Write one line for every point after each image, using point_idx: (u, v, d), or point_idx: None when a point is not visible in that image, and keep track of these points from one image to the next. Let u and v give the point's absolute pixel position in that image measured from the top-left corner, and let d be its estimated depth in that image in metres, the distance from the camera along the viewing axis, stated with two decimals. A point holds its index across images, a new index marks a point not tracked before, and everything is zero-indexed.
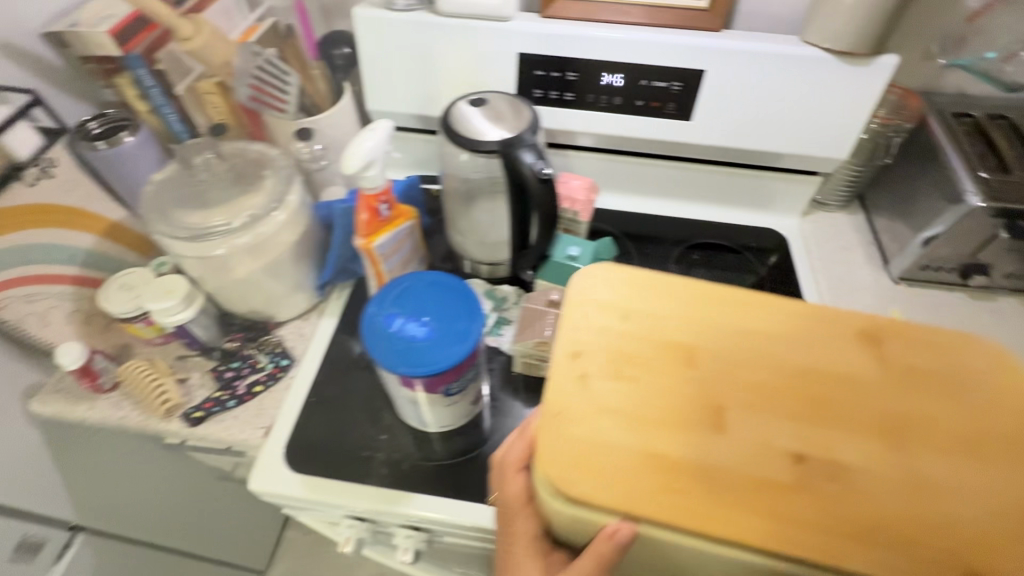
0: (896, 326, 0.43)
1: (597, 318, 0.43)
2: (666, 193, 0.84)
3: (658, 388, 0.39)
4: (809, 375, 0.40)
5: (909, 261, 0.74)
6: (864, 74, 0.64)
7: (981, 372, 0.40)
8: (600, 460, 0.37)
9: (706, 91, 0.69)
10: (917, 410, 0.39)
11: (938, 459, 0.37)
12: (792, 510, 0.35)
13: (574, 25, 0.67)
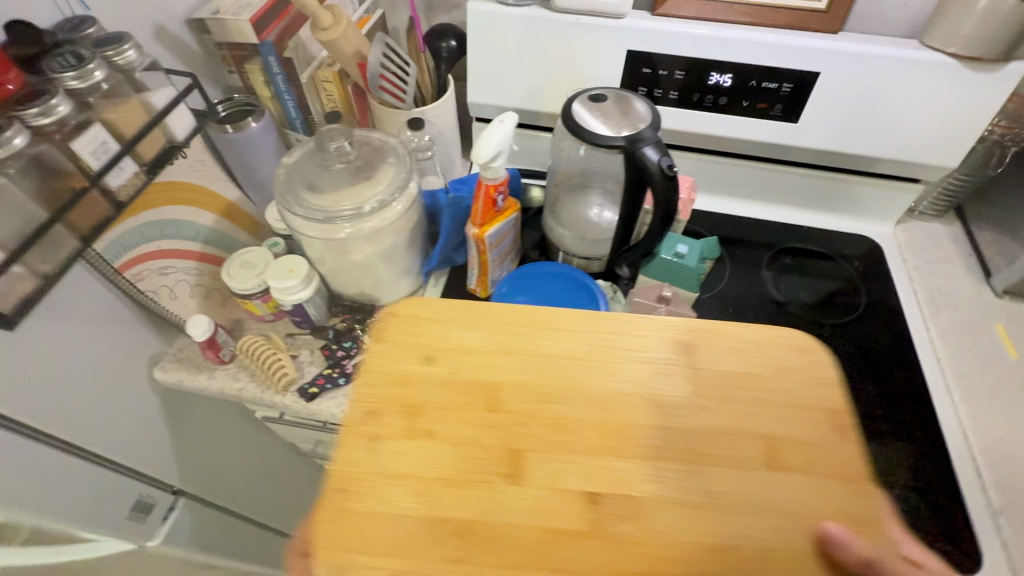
0: (702, 331, 0.42)
1: (395, 356, 0.42)
2: (757, 195, 0.84)
3: (437, 442, 0.38)
4: (581, 404, 0.39)
5: (1016, 276, 0.72)
6: (988, 81, 0.63)
7: (608, 385, 0.40)
8: (391, 535, 0.35)
9: (817, 94, 0.68)
10: (709, 429, 0.39)
11: (739, 485, 0.37)
12: (575, 564, 0.34)
13: (688, 24, 0.67)
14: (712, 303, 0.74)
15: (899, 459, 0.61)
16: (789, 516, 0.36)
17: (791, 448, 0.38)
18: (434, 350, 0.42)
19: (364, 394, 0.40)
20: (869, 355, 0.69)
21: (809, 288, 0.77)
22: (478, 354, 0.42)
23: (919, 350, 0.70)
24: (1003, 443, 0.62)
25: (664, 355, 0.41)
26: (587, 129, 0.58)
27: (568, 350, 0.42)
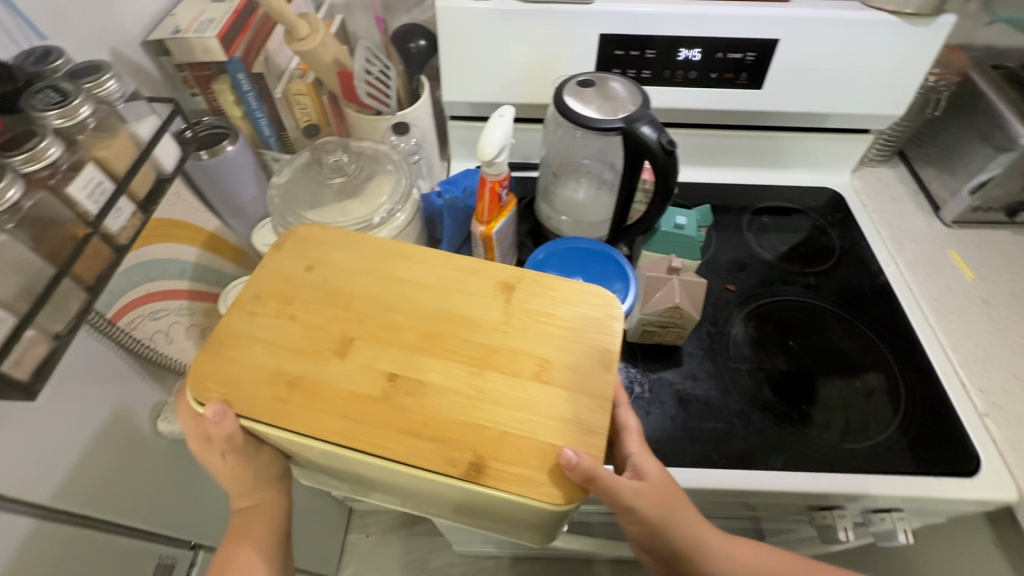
0: (534, 282, 0.47)
1: (287, 260, 0.49)
2: (728, 162, 0.88)
3: (314, 324, 0.45)
4: (441, 316, 0.46)
5: (962, 205, 0.81)
6: (926, 33, 0.69)
7: (451, 309, 0.46)
8: (237, 374, 0.43)
9: (778, 60, 0.73)
10: (508, 342, 0.44)
11: (508, 378, 0.43)
12: (369, 416, 0.41)
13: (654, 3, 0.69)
14: (708, 269, 0.78)
15: (894, 381, 0.68)
16: (530, 416, 0.41)
17: (560, 370, 0.43)
18: (318, 267, 0.48)
19: (256, 280, 0.48)
20: (853, 294, 0.76)
21: (788, 240, 0.82)
22: (349, 276, 0.48)
23: (895, 282, 0.77)
24: (977, 353, 0.69)
25: (493, 295, 0.47)
26: (584, 115, 0.60)
27: (423, 281, 0.48)
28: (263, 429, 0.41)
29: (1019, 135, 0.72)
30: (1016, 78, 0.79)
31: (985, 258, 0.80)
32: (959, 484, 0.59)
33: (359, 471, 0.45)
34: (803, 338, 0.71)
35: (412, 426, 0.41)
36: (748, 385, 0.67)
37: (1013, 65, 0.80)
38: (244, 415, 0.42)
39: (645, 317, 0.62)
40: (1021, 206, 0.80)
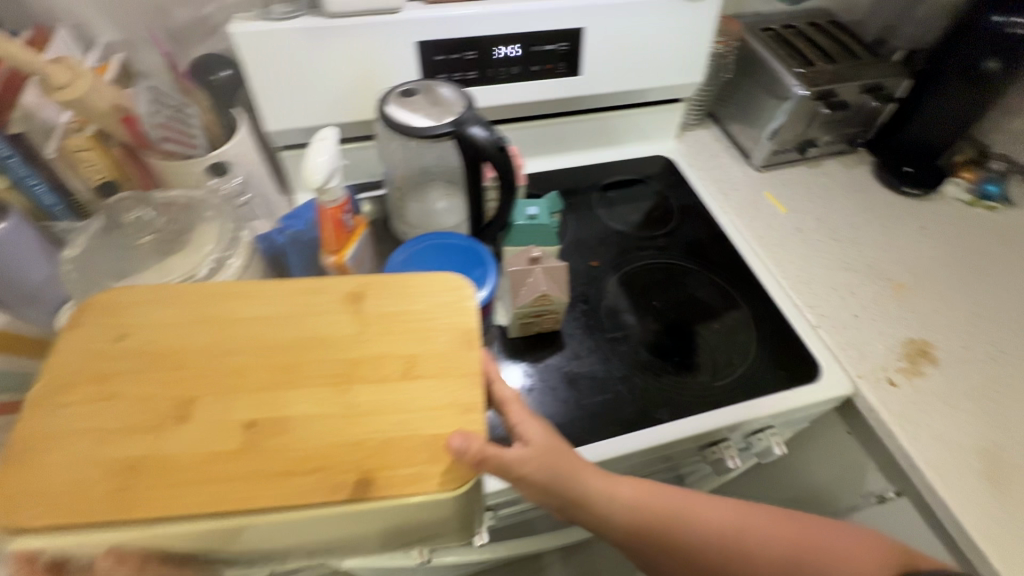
0: (385, 280, 0.43)
1: (92, 335, 0.40)
2: (571, 146, 0.93)
3: (138, 398, 0.37)
4: (291, 343, 0.39)
5: (765, 151, 0.93)
6: (701, 8, 0.78)
7: (300, 334, 0.40)
8: (48, 483, 0.34)
9: (588, 47, 0.77)
10: (371, 348, 0.39)
11: (381, 385, 0.38)
12: (228, 477, 0.34)
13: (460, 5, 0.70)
14: (572, 251, 0.81)
15: (745, 315, 0.76)
16: (411, 415, 0.37)
17: (435, 360, 0.39)
18: (131, 333, 0.40)
19: (56, 368, 0.39)
20: (698, 248, 0.84)
21: (637, 210, 0.89)
22: (172, 330, 0.40)
23: (730, 229, 0.87)
24: (802, 275, 0.81)
25: (344, 307, 0.41)
26: (412, 125, 0.59)
27: (262, 312, 0.41)
28: (99, 537, 0.33)
29: (792, 86, 0.84)
30: (781, 37, 0.92)
31: (790, 193, 0.93)
32: (811, 390, 0.68)
33: (249, 541, 0.38)
34: (665, 296, 0.78)
35: (284, 467, 0.35)
36: (627, 350, 0.71)
37: (777, 26, 0.93)
38: (69, 527, 0.33)
39: (519, 310, 0.63)
40: (808, 143, 0.94)
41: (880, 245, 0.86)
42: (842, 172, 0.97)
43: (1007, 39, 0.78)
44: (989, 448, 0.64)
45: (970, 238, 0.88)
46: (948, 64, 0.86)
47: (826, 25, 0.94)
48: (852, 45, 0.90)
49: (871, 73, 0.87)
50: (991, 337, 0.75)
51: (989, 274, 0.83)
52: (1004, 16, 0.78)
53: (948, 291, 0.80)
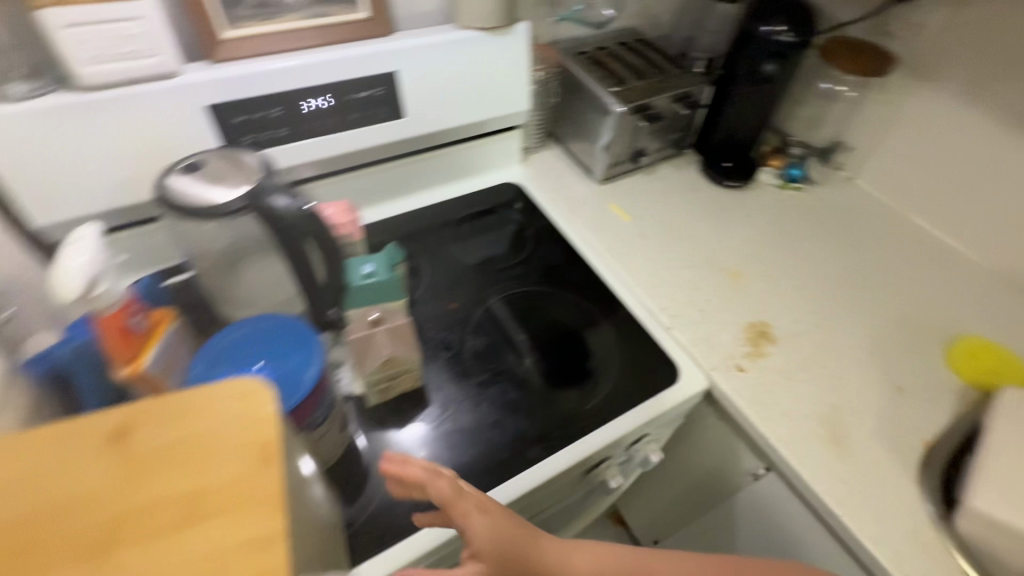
0: (157, 404, 0.35)
1: None
2: (418, 186, 0.92)
3: None
4: (22, 522, 0.31)
5: (603, 165, 0.98)
6: (510, 39, 0.81)
7: (36, 506, 0.31)
8: None
9: (405, 88, 0.77)
10: (134, 502, 0.31)
11: (147, 547, 0.30)
12: None
13: (252, 62, 0.66)
14: (428, 296, 0.79)
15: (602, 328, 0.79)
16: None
17: (219, 495, 0.32)
18: None
19: None
20: (554, 271, 0.86)
21: (493, 243, 0.89)
22: None
23: (581, 245, 0.89)
24: (650, 279, 0.85)
25: (99, 453, 0.33)
26: (200, 203, 0.53)
27: None
28: None
29: (609, 103, 0.89)
30: (595, 58, 0.96)
31: (632, 201, 0.98)
32: (668, 393, 0.71)
33: None
34: (529, 326, 0.78)
35: None
36: (495, 392, 0.69)
37: (591, 49, 0.98)
38: None
39: (368, 378, 0.62)
40: (639, 152, 1.01)
41: (714, 238, 0.93)
42: (675, 175, 1.05)
43: (773, 45, 0.89)
44: (825, 412, 0.70)
45: (787, 220, 0.98)
46: (735, 69, 0.95)
47: (633, 43, 1.02)
48: (656, 59, 0.98)
49: (676, 83, 0.95)
50: (815, 308, 0.84)
51: (805, 250, 0.93)
52: (766, 25, 0.88)
53: (775, 272, 0.88)
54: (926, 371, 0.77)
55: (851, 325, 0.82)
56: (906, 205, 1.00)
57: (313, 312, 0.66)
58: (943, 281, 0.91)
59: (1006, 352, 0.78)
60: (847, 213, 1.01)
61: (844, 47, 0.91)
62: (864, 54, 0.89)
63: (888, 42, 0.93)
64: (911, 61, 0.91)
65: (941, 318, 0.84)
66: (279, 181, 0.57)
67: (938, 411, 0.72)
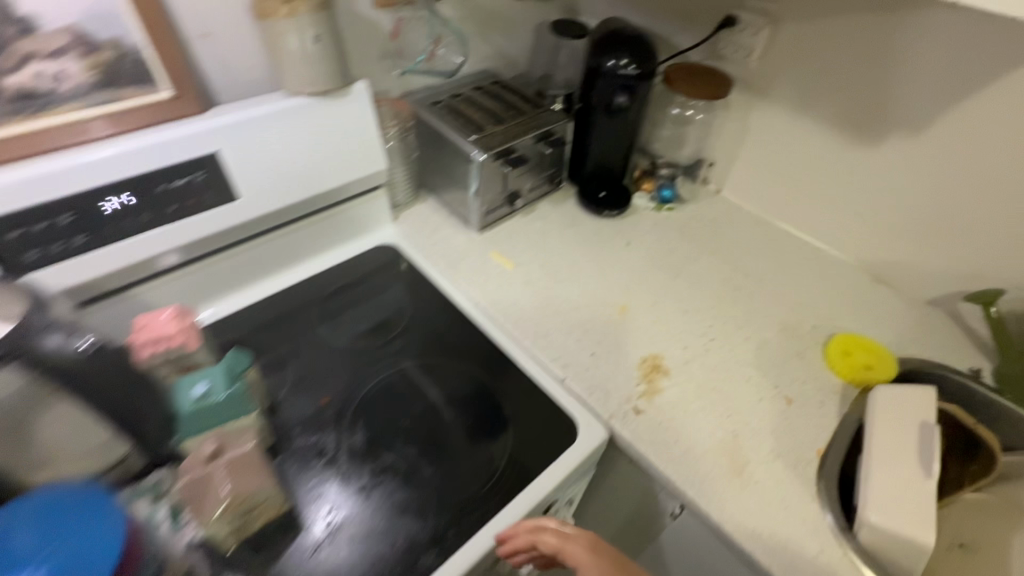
0: None
1: None
2: (277, 264, 0.87)
3: None
4: None
5: (477, 214, 0.95)
6: (350, 101, 0.77)
7: None
8: None
9: (233, 168, 0.69)
10: None
11: None
12: None
13: (26, 167, 0.56)
14: (295, 394, 0.72)
15: (494, 391, 0.76)
16: None
17: None
18: None
19: None
20: (433, 339, 0.82)
21: (364, 322, 0.86)
22: None
23: (461, 305, 0.86)
24: (539, 328, 0.82)
25: None
26: None
27: None
28: None
29: (471, 152, 0.86)
30: (451, 106, 0.93)
31: (513, 246, 0.96)
32: (568, 453, 0.67)
33: None
34: (410, 410, 0.72)
35: None
36: (378, 496, 0.61)
37: (447, 97, 0.95)
38: None
39: (213, 528, 0.51)
40: (513, 195, 0.98)
41: (599, 272, 0.92)
42: (554, 212, 1.04)
43: (620, 79, 0.90)
44: (723, 441, 0.70)
45: (665, 242, 1.00)
46: (591, 102, 0.96)
47: (489, 86, 1.00)
48: (515, 101, 0.97)
49: (538, 123, 0.94)
50: (700, 329, 0.84)
51: (685, 270, 0.95)
52: (611, 60, 0.89)
53: (660, 298, 0.89)
54: (809, 375, 0.79)
55: (736, 340, 0.83)
56: (769, 210, 1.06)
57: (142, 444, 0.57)
58: (811, 279, 0.96)
59: (873, 343, 0.82)
60: (719, 226, 1.05)
61: (684, 72, 0.95)
62: (702, 77, 0.93)
63: (722, 64, 0.98)
64: (745, 80, 0.97)
65: (814, 318, 0.88)
66: (54, 317, 0.52)
67: (825, 415, 0.74)
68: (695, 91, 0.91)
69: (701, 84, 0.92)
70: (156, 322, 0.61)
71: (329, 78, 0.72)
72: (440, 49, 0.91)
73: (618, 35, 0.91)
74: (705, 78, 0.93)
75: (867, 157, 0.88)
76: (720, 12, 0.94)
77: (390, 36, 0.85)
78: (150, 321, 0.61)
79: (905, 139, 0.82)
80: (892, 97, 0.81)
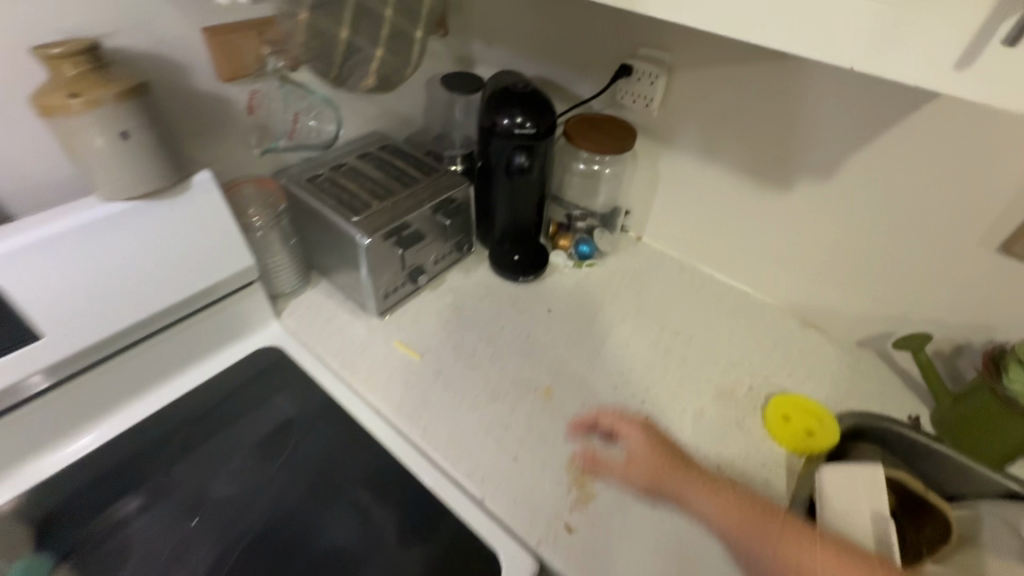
0: None
1: None
2: (128, 389, 0.72)
3: None
4: None
5: (374, 299, 0.82)
6: (188, 200, 0.65)
7: None
8: None
9: (29, 304, 0.56)
10: None
11: None
12: None
13: None
14: None
15: (395, 530, 0.64)
16: None
17: None
18: None
19: None
20: (326, 471, 0.69)
21: (247, 453, 0.72)
22: None
23: (360, 416, 0.73)
24: (452, 435, 0.70)
25: None
26: None
27: None
28: None
29: (355, 236, 0.74)
30: (331, 180, 0.82)
31: (421, 330, 0.84)
32: None
33: None
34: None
35: None
36: None
37: (326, 168, 0.83)
38: None
39: None
40: (416, 271, 0.86)
41: (518, 351, 0.82)
42: (466, 282, 0.93)
43: (517, 138, 0.82)
44: (669, 554, 0.61)
45: (588, 304, 0.92)
46: (491, 163, 0.88)
47: (377, 152, 0.89)
48: (406, 168, 0.86)
49: (432, 192, 0.83)
50: (633, 408, 0.76)
51: (611, 336, 0.87)
52: (505, 118, 0.81)
53: (585, 375, 0.80)
54: (751, 448, 0.72)
55: (671, 416, 0.75)
56: (692, 256, 1.00)
57: None
58: (741, 330, 0.91)
59: (811, 402, 0.77)
60: (643, 279, 0.98)
61: (585, 127, 0.87)
62: (606, 132, 0.86)
63: (624, 113, 0.93)
64: (649, 128, 0.92)
65: (749, 376, 0.82)
66: None
67: (774, 498, 0.66)
68: (600, 146, 0.84)
69: (606, 139, 0.85)
70: None
71: (150, 176, 0.59)
72: (304, 119, 0.79)
73: (509, 90, 0.83)
74: (607, 131, 0.86)
75: (779, 202, 0.84)
76: (615, 60, 0.88)
77: (247, 110, 0.74)
78: None
79: (814, 183, 0.79)
80: (796, 142, 0.78)
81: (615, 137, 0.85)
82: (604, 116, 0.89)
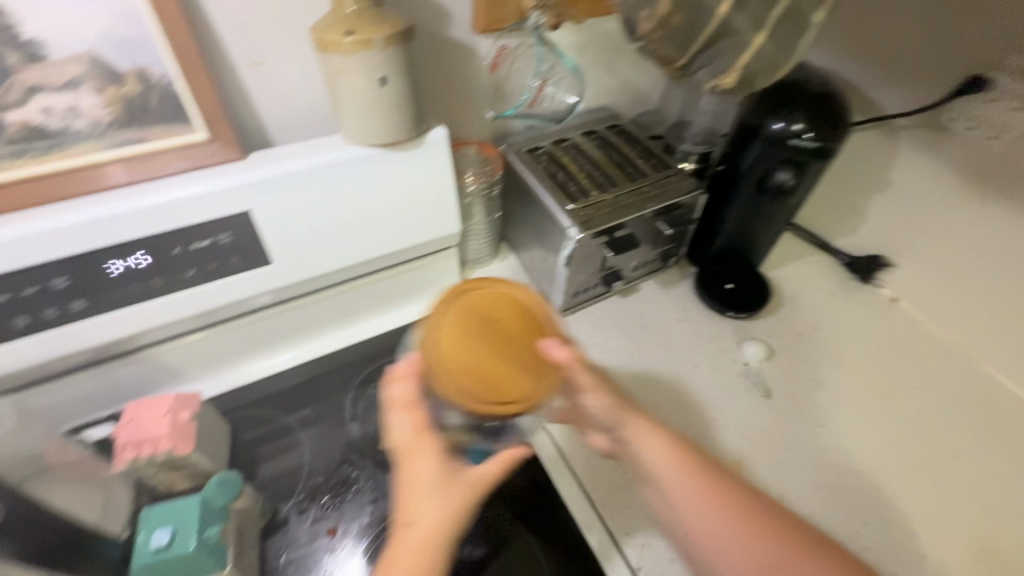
0: None
1: None
2: (311, 329, 0.71)
3: None
4: None
5: (562, 296, 0.76)
6: (422, 154, 0.61)
7: None
8: None
9: (267, 229, 0.57)
10: None
11: None
12: None
13: (79, 205, 0.49)
14: (301, 511, 0.58)
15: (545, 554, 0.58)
16: None
17: None
18: None
19: None
20: None
21: None
22: None
23: None
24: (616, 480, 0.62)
25: None
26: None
27: None
28: None
29: (566, 227, 0.68)
30: (552, 156, 0.75)
31: (602, 340, 0.76)
32: None
33: None
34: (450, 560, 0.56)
35: None
36: None
37: (549, 143, 0.77)
38: None
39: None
40: (613, 275, 0.78)
41: (710, 402, 0.70)
42: (661, 297, 0.82)
43: (788, 150, 0.65)
44: None
45: (811, 368, 0.74)
46: (738, 172, 0.73)
47: (603, 133, 0.80)
48: (635, 159, 0.76)
49: (660, 192, 0.72)
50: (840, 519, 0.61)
51: (832, 416, 0.69)
52: (778, 123, 0.64)
53: (799, 464, 0.64)
54: None
55: (904, 552, 0.58)
56: (970, 343, 0.76)
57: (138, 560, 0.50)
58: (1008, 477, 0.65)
59: None
60: (894, 353, 0.77)
61: (479, 331, 0.43)
62: (516, 333, 0.43)
63: (943, 141, 0.70)
64: (977, 168, 0.67)
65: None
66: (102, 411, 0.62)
67: None
68: (484, 376, 0.40)
69: (536, 373, 0.42)
70: (141, 420, 0.55)
71: (374, 133, 0.56)
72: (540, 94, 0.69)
73: (801, 86, 0.65)
74: (509, 346, 0.43)
75: None
76: (960, 68, 0.66)
77: (489, 69, 0.69)
78: (136, 417, 0.55)
79: None
80: None
81: (511, 356, 0.42)
82: (497, 284, 0.47)
